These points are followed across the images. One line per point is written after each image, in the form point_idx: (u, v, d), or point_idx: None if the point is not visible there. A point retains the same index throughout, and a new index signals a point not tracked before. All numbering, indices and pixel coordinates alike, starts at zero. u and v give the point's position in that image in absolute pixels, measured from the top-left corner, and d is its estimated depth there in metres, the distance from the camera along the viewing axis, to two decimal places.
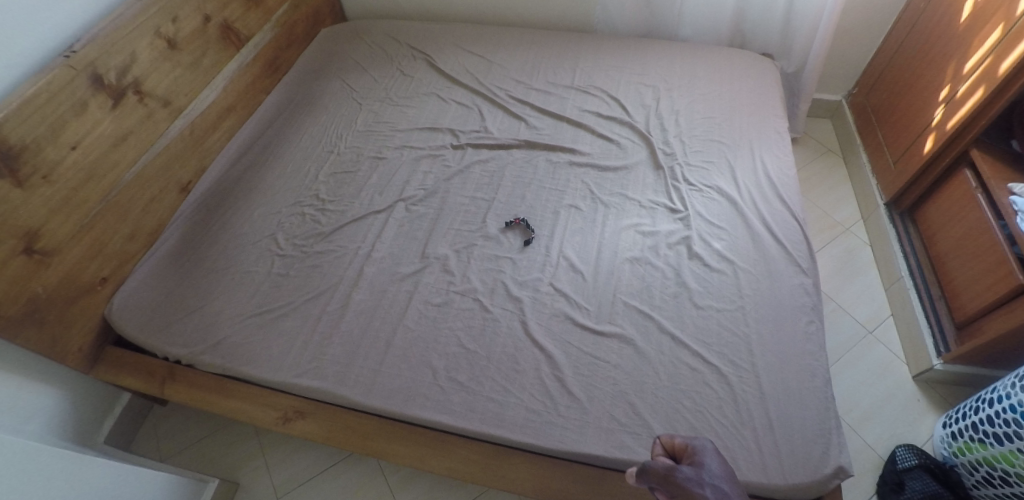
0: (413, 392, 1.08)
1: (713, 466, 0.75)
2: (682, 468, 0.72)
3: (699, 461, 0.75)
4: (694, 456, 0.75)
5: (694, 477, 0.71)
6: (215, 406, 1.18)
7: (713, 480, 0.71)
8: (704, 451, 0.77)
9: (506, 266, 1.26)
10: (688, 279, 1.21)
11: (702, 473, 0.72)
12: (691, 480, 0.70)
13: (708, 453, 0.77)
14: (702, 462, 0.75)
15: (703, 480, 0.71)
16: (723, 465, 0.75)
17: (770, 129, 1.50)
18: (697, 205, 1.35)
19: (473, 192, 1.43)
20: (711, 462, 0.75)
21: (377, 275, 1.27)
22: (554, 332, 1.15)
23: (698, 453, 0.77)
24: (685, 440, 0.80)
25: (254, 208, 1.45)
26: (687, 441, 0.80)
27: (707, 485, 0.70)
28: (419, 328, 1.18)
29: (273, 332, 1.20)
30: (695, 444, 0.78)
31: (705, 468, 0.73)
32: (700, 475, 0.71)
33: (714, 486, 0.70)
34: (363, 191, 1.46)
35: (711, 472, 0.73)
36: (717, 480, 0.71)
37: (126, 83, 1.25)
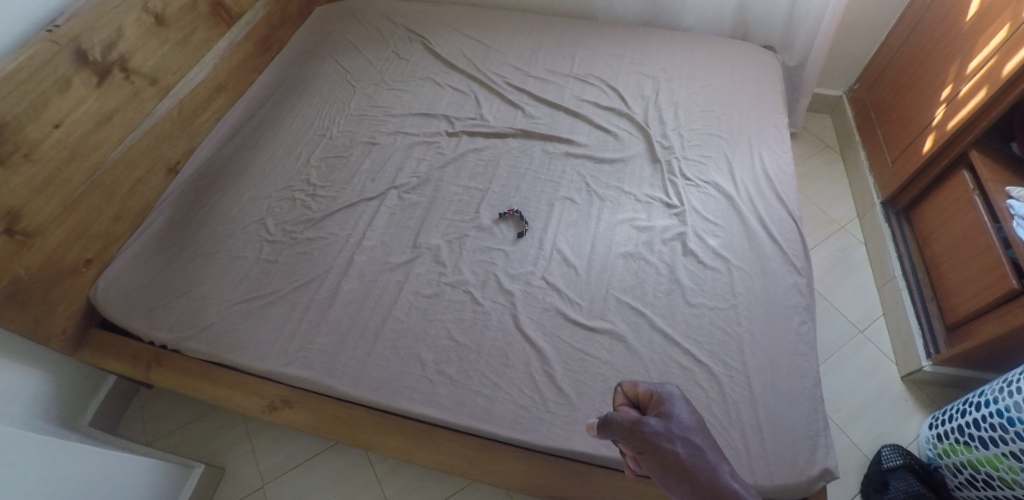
0: (401, 384, 1.08)
1: (682, 414, 0.68)
2: (648, 420, 0.65)
3: (667, 410, 0.68)
4: (661, 405, 0.68)
5: (663, 432, 0.64)
6: (201, 392, 1.17)
7: (683, 432, 0.64)
8: (673, 399, 0.69)
9: (498, 258, 1.25)
10: (682, 276, 1.20)
11: (670, 425, 0.65)
12: (659, 435, 0.64)
13: (677, 401, 0.69)
14: (670, 412, 0.68)
15: (672, 434, 0.64)
16: (692, 411, 0.69)
17: (770, 124, 1.48)
18: (693, 201, 1.33)
19: (467, 182, 1.41)
20: (681, 411, 0.68)
21: (367, 264, 1.26)
22: (545, 326, 1.14)
23: (666, 402, 0.69)
24: (650, 387, 0.72)
25: (243, 192, 1.42)
26: (653, 387, 0.72)
27: (677, 439, 0.63)
28: (409, 319, 1.16)
29: (260, 320, 1.19)
30: (662, 391, 0.70)
31: (673, 418, 0.66)
32: (668, 428, 0.64)
33: (684, 439, 0.64)
34: (355, 177, 1.43)
35: (680, 423, 0.66)
36: (687, 430, 0.65)
37: (111, 59, 1.21)
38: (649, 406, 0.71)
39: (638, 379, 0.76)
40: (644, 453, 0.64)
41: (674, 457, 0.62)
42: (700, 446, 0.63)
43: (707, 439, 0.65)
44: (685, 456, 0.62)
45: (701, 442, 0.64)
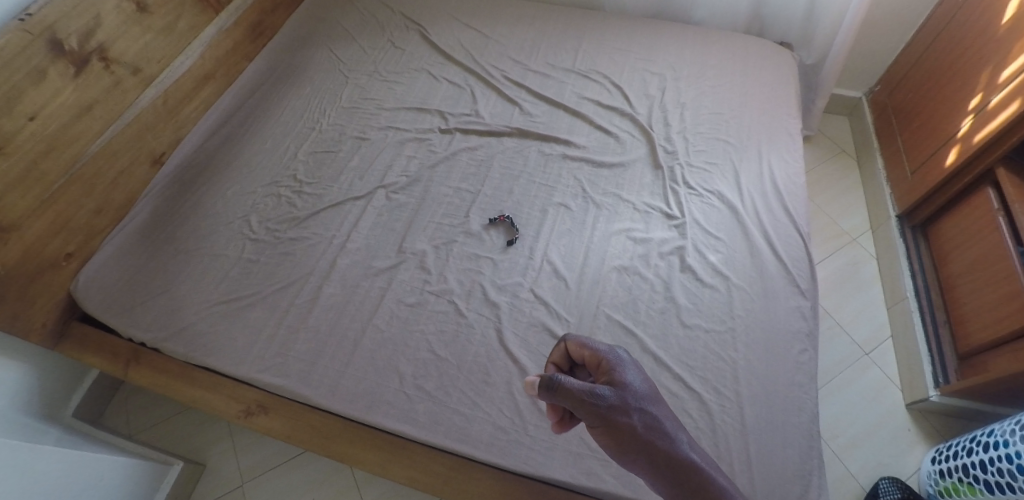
0: (377, 398, 1.04)
1: (634, 380, 0.70)
2: (604, 392, 0.67)
3: (620, 378, 0.69)
4: (614, 374, 0.69)
5: (618, 404, 0.66)
6: (179, 394, 1.13)
7: (639, 403, 0.67)
8: (625, 365, 0.71)
9: (486, 267, 1.20)
10: (678, 294, 1.15)
11: (626, 395, 0.67)
12: (615, 408, 0.66)
13: (628, 366, 0.72)
14: (623, 380, 0.69)
15: (629, 406, 0.66)
16: (642, 376, 0.71)
17: (782, 130, 1.40)
18: (694, 211, 1.26)
19: (459, 183, 1.35)
20: (634, 378, 0.70)
21: (350, 268, 1.21)
22: (530, 343, 1.10)
23: (618, 368, 0.71)
24: (598, 349, 0.73)
25: (229, 186, 1.38)
26: (601, 349, 0.74)
27: (634, 411, 0.66)
28: (390, 329, 1.12)
29: (238, 322, 1.15)
30: (611, 356, 0.71)
31: (629, 389, 0.68)
32: (623, 400, 0.66)
33: (640, 410, 0.66)
34: (343, 174, 1.38)
35: (635, 392, 0.68)
36: (643, 401, 0.67)
37: (90, 49, 1.16)
38: (598, 368, 0.73)
39: (584, 334, 0.77)
40: (601, 424, 0.66)
41: (632, 430, 0.65)
42: (656, 415, 0.66)
43: (661, 405, 0.69)
44: (642, 428, 0.65)
45: (658, 409, 0.68)
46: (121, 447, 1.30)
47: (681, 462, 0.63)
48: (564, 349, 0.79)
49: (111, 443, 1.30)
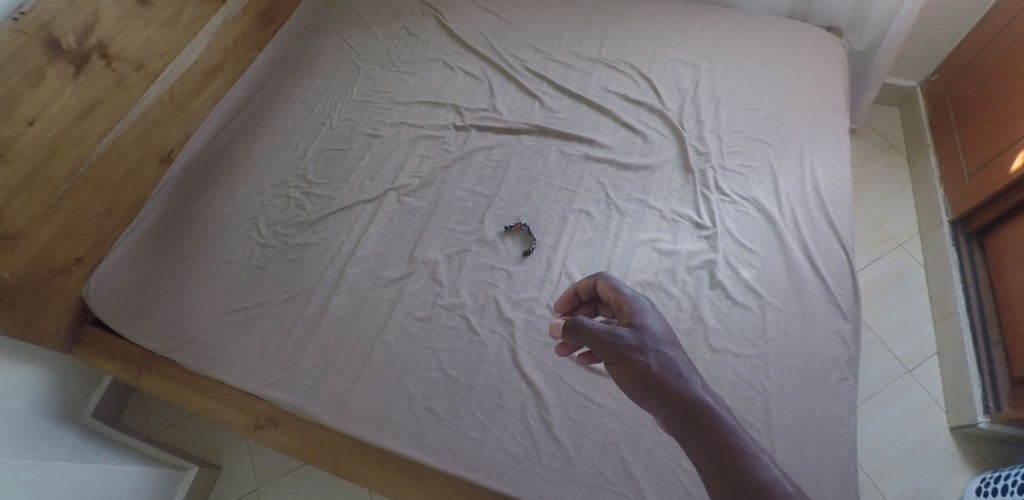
0: (386, 419, 1.00)
1: (653, 325, 0.69)
2: (622, 333, 0.66)
3: (640, 321, 0.69)
4: (634, 316, 0.69)
5: (636, 344, 0.66)
6: (191, 403, 1.11)
7: (655, 344, 0.66)
8: (646, 311, 0.71)
9: (500, 279, 1.14)
10: (707, 312, 1.08)
11: (644, 337, 0.66)
12: (631, 347, 0.65)
13: (648, 313, 0.71)
14: (643, 323, 0.69)
15: (647, 348, 0.65)
16: (663, 321, 0.70)
17: (826, 129, 1.29)
18: (727, 221, 1.18)
19: (473, 186, 1.27)
20: (654, 323, 0.69)
21: (360, 277, 1.16)
22: (545, 364, 1.04)
23: (638, 312, 0.71)
24: (623, 292, 0.74)
25: (239, 186, 1.33)
26: (626, 293, 0.74)
27: (650, 351, 0.65)
28: (399, 345, 1.08)
29: (245, 334, 1.11)
30: (634, 300, 0.72)
31: (647, 331, 0.67)
32: (641, 341, 0.66)
33: (657, 352, 0.65)
34: (353, 174, 1.32)
35: (653, 335, 0.67)
36: (659, 343, 0.66)
37: (89, 46, 1.07)
38: (621, 310, 0.73)
39: (614, 276, 0.78)
40: (616, 362, 0.66)
41: (648, 370, 0.64)
42: (673, 358, 0.65)
43: (678, 349, 0.68)
44: (656, 368, 0.64)
45: (674, 352, 0.67)
46: (139, 449, 1.30)
47: (691, 403, 0.62)
48: (595, 284, 0.81)
49: (127, 447, 1.29)
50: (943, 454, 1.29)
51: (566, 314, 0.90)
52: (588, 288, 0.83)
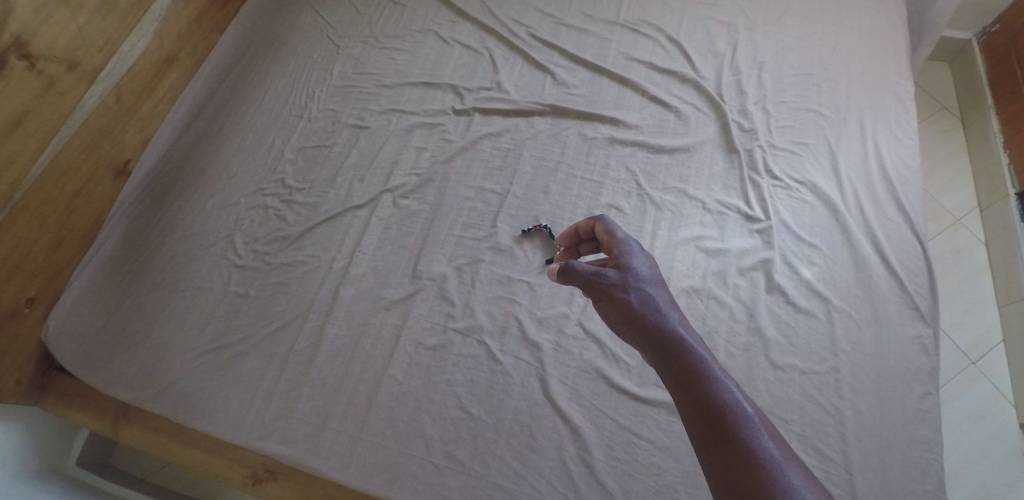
0: (401, 471, 0.86)
1: (641, 266, 0.66)
2: (607, 273, 0.63)
3: (625, 260, 0.66)
4: (619, 255, 0.66)
5: (618, 283, 0.63)
6: (182, 456, 0.99)
7: (639, 283, 0.62)
8: (635, 253, 0.67)
9: (521, 294, 0.98)
10: (765, 322, 0.93)
11: (628, 277, 0.63)
12: (614, 286, 0.62)
13: (638, 255, 0.67)
14: (628, 263, 0.66)
15: (627, 285, 0.62)
16: (651, 263, 0.66)
17: (888, 96, 1.14)
18: (783, 210, 1.02)
19: (480, 181, 1.09)
20: (641, 264, 0.65)
21: (356, 300, 1.00)
22: (581, 395, 0.89)
23: (627, 254, 0.67)
24: (615, 234, 0.71)
25: (208, 197, 1.16)
26: (618, 235, 0.70)
27: (631, 289, 0.61)
28: (409, 381, 0.92)
29: (231, 376, 0.97)
30: (622, 240, 0.68)
31: (630, 269, 0.64)
32: (624, 280, 0.63)
33: (639, 290, 0.62)
34: (340, 175, 1.13)
35: (638, 275, 0.64)
36: (643, 282, 0.63)
37: (7, 44, 0.83)
38: (612, 251, 0.70)
39: (609, 218, 0.73)
40: (600, 301, 0.64)
41: (626, 306, 0.60)
42: (653, 294, 0.62)
43: (661, 287, 0.64)
44: (637, 306, 0.60)
45: (656, 290, 0.63)
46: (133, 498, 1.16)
47: (663, 333, 0.58)
48: (592, 225, 0.77)
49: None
50: (1015, 451, 1.17)
51: (569, 253, 0.88)
52: (586, 229, 0.79)
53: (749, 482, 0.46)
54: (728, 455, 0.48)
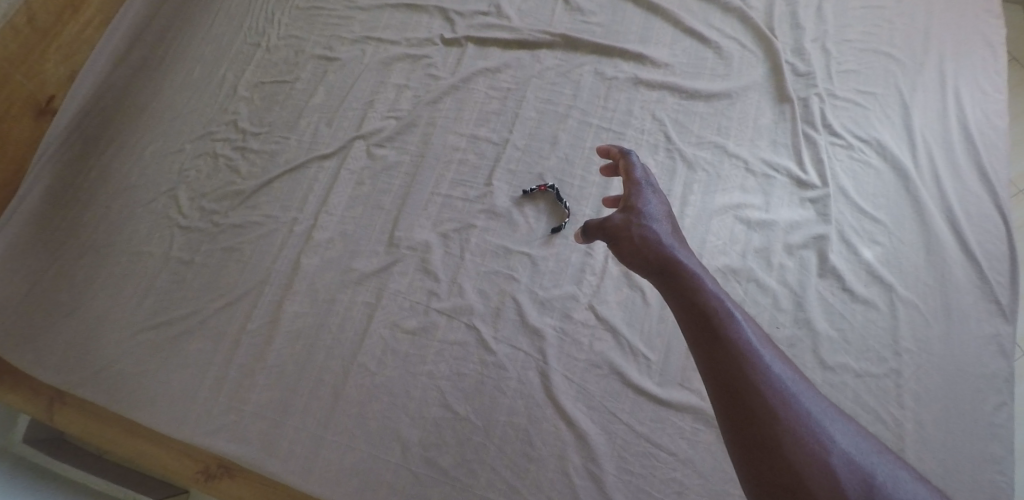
0: (371, 479, 0.72)
1: (650, 204, 0.62)
2: (615, 218, 0.61)
3: (632, 200, 0.63)
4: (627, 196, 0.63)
5: (625, 224, 0.60)
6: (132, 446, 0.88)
7: (646, 223, 0.59)
8: (644, 191, 0.64)
9: (520, 269, 0.81)
10: (815, 313, 0.77)
11: (635, 217, 0.60)
12: (621, 229, 0.59)
13: (648, 193, 0.64)
14: (635, 202, 0.62)
15: (631, 223, 0.59)
16: (661, 202, 0.63)
17: (974, 37, 0.93)
18: (840, 174, 0.84)
19: (473, 128, 0.90)
20: (651, 203, 0.62)
21: (321, 270, 0.83)
22: (590, 395, 0.73)
23: (637, 192, 0.64)
24: (626, 172, 0.66)
25: (147, 143, 0.97)
26: (630, 173, 0.66)
27: (638, 229, 0.59)
28: (383, 371, 0.77)
29: (173, 360, 0.82)
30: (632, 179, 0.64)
31: (637, 205, 0.61)
32: (630, 220, 0.60)
33: (646, 229, 0.59)
34: (303, 117, 0.93)
35: (645, 215, 0.61)
36: (648, 220, 0.60)
37: None
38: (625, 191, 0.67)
39: (626, 153, 0.68)
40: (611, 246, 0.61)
41: (631, 243, 0.58)
42: (659, 230, 0.59)
43: (666, 217, 0.62)
44: (643, 244, 0.58)
45: (661, 222, 0.61)
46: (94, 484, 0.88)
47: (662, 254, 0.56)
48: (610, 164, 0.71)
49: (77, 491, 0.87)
50: None
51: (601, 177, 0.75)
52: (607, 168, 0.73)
53: (743, 381, 0.46)
54: (719, 353, 0.48)
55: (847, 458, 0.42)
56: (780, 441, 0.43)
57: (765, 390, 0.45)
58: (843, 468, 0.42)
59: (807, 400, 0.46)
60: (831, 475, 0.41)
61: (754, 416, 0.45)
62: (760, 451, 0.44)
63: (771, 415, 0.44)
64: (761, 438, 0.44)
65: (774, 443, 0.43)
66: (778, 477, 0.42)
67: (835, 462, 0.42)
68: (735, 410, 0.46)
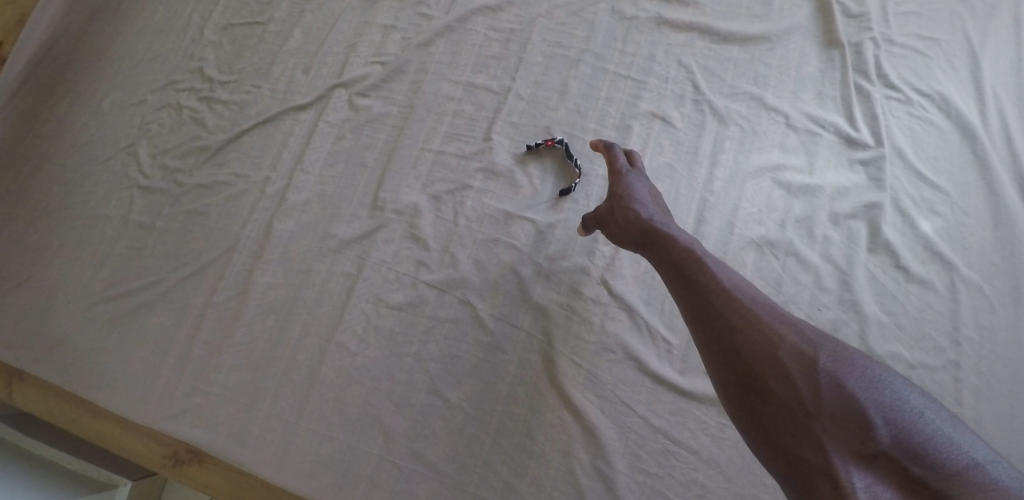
0: (350, 473, 0.63)
1: (632, 185, 0.62)
2: (601, 211, 0.61)
3: (614, 186, 0.62)
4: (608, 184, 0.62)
5: (608, 212, 0.61)
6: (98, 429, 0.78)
7: (627, 209, 0.59)
8: (624, 172, 0.62)
9: (523, 237, 0.71)
10: (864, 293, 0.66)
11: (616, 203, 0.60)
12: (608, 221, 0.60)
13: (629, 176, 0.62)
14: (616, 187, 0.62)
15: (613, 208, 0.60)
16: (643, 182, 0.62)
17: None
18: (897, 132, 0.73)
19: (470, 75, 0.79)
20: (633, 186, 0.61)
21: (296, 236, 0.73)
22: (601, 383, 0.64)
23: (618, 177, 0.62)
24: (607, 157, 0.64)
25: (105, 92, 0.86)
26: (610, 156, 0.64)
27: (620, 218, 0.59)
28: (365, 351, 0.67)
29: (132, 336, 0.73)
30: (611, 164, 0.63)
31: (616, 192, 0.61)
32: (612, 208, 0.60)
33: (627, 214, 0.59)
34: (277, 63, 0.83)
35: (626, 196, 0.60)
36: (628, 202, 0.60)
37: None
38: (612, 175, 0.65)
39: (605, 138, 0.65)
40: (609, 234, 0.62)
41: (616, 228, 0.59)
42: (638, 207, 0.59)
43: (645, 186, 0.61)
44: (627, 229, 0.58)
45: (642, 188, 0.62)
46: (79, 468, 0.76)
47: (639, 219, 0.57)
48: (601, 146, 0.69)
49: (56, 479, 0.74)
50: None
51: None
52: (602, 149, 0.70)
53: (713, 313, 0.49)
54: (689, 293, 0.51)
55: (798, 353, 0.45)
56: (743, 356, 0.46)
57: (729, 313, 0.48)
58: (796, 365, 0.44)
59: (760, 308, 0.48)
60: (786, 374, 0.44)
61: (721, 342, 0.47)
62: (731, 371, 0.46)
63: (738, 336, 0.46)
64: (728, 358, 0.46)
65: (739, 359, 0.46)
66: (745, 388, 0.45)
67: (788, 360, 0.44)
68: (706, 339, 0.48)
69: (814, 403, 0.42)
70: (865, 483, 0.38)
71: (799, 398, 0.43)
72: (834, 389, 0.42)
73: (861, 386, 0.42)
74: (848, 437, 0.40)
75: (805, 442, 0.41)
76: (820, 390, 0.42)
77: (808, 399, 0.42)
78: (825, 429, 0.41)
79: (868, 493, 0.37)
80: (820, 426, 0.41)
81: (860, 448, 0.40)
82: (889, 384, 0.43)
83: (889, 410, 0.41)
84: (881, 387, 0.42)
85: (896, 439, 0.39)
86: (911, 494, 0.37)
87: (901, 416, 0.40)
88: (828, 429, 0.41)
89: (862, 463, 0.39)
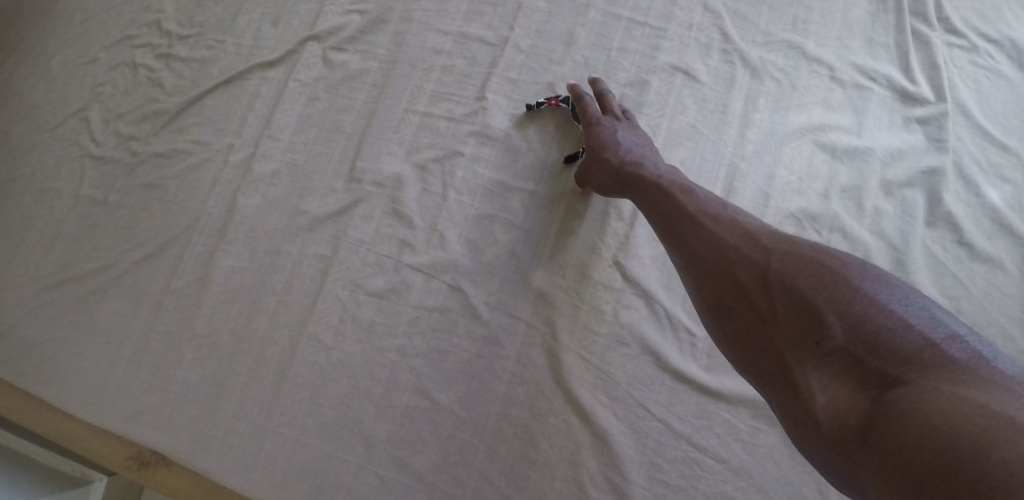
0: (326, 485, 0.55)
1: (605, 128, 0.57)
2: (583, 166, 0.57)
3: (588, 136, 0.57)
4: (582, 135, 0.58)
5: (586, 165, 0.57)
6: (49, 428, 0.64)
7: (603, 158, 0.55)
8: (595, 118, 0.57)
9: (522, 213, 0.61)
10: (922, 275, 0.56)
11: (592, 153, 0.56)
12: (591, 176, 0.56)
13: (602, 122, 0.57)
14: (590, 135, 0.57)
15: (590, 159, 0.56)
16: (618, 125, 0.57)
17: None
18: (961, 85, 0.62)
19: (461, 25, 0.68)
20: (606, 131, 0.56)
21: (263, 212, 0.64)
22: (613, 382, 0.55)
23: (591, 125, 0.58)
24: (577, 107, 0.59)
25: (52, 50, 0.76)
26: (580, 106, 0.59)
27: (600, 171, 0.55)
28: (341, 345, 0.59)
29: (85, 326, 0.63)
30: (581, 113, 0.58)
31: (590, 142, 0.56)
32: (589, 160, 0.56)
33: (603, 163, 0.54)
34: (244, 14, 0.73)
35: (599, 143, 0.56)
36: (601, 148, 0.55)
37: None
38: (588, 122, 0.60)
39: (571, 86, 0.60)
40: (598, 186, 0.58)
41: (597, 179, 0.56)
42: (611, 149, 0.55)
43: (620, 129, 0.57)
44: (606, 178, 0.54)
45: (620, 131, 0.57)
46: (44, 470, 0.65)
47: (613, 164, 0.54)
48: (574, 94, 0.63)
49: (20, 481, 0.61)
50: None
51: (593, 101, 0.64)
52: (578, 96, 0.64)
53: (676, 243, 0.47)
54: (660, 227, 0.49)
55: (751, 264, 0.41)
56: (706, 280, 0.44)
57: (690, 241, 0.46)
58: (751, 277, 0.41)
59: (718, 227, 0.45)
60: (744, 290, 0.41)
61: (688, 270, 0.46)
62: (702, 298, 0.45)
63: (698, 262, 0.45)
64: (696, 285, 0.45)
65: (704, 285, 0.44)
66: (717, 313, 0.43)
67: (744, 274, 0.41)
68: (680, 270, 0.47)
69: (771, 313, 0.39)
70: (822, 386, 0.35)
71: (762, 311, 0.40)
72: (786, 294, 0.38)
73: (812, 280, 0.37)
74: (804, 342, 0.36)
75: (771, 356, 0.39)
76: (774, 298, 0.39)
77: (768, 310, 0.39)
78: (784, 337, 0.38)
79: (825, 394, 0.34)
80: (780, 333, 0.38)
81: (817, 350, 0.36)
82: (847, 270, 0.37)
83: (840, 299, 0.35)
84: (836, 275, 0.36)
85: (847, 330, 0.34)
86: (866, 387, 0.33)
87: (852, 302, 0.35)
88: (786, 337, 0.38)
89: (822, 364, 0.35)
